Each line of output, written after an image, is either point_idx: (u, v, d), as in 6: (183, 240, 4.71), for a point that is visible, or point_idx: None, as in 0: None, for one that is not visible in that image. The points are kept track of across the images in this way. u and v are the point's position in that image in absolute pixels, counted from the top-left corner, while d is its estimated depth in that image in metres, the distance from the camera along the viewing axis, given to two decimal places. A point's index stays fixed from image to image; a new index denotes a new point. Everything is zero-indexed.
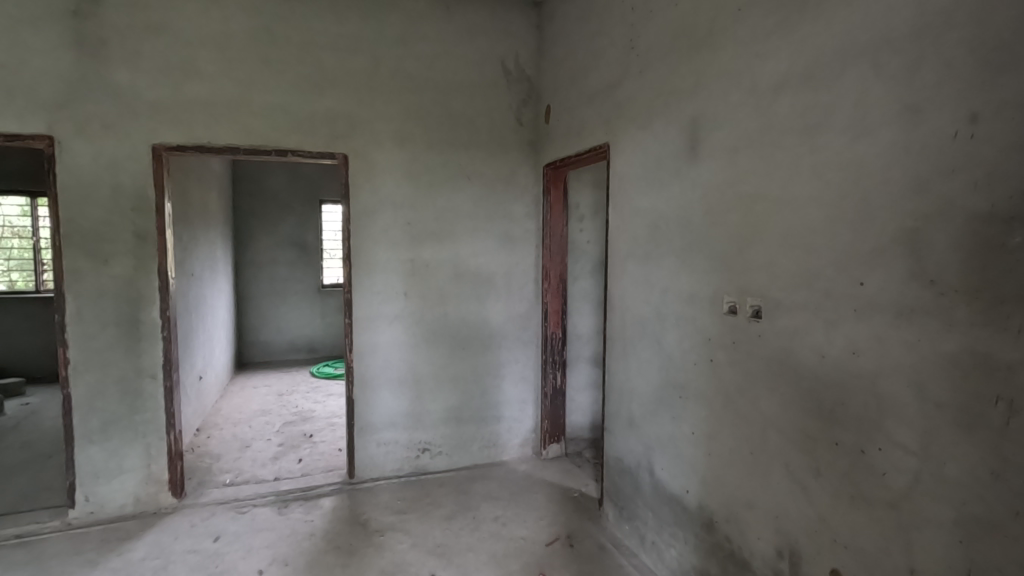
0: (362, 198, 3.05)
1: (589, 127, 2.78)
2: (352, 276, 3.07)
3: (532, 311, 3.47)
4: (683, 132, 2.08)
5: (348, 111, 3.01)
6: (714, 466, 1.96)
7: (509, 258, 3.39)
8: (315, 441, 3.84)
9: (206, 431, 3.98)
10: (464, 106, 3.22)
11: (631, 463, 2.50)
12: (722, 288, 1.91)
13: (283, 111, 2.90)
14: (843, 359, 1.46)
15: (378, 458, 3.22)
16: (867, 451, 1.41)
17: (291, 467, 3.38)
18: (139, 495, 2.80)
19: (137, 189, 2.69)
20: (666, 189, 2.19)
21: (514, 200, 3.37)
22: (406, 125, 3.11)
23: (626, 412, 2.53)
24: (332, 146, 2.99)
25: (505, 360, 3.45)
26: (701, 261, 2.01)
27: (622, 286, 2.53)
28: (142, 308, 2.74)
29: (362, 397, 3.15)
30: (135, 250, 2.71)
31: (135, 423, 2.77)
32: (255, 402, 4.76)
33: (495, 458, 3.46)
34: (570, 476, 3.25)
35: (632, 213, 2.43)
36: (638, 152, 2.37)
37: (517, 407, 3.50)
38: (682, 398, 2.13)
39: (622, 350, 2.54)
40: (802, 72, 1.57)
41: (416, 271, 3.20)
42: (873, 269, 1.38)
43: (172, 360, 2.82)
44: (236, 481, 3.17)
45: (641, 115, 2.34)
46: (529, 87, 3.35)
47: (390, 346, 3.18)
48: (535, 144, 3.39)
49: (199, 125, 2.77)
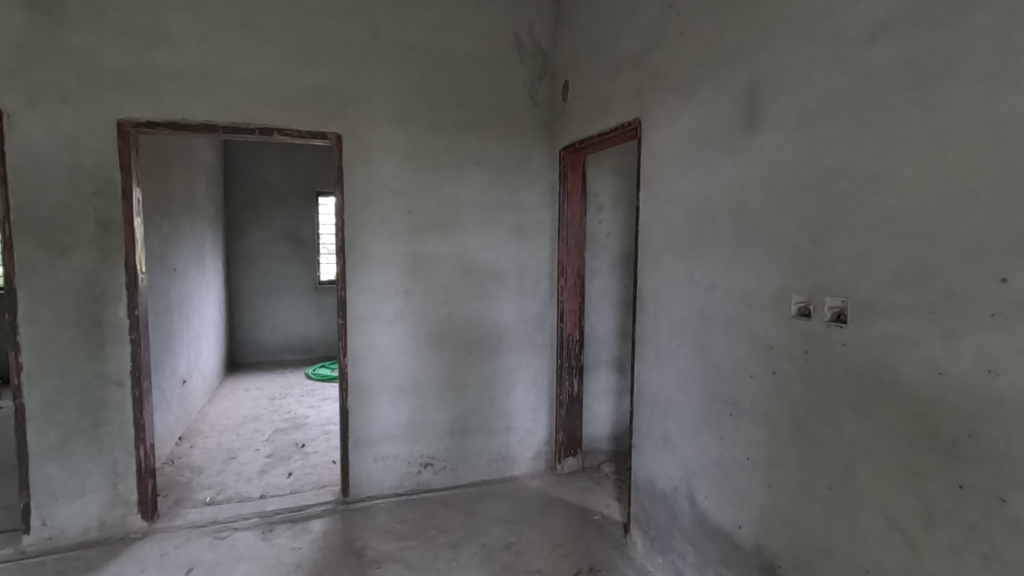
0: (358, 184, 2.72)
1: (615, 101, 2.44)
2: (346, 271, 2.73)
3: (546, 310, 3.14)
4: (738, 99, 1.74)
5: (341, 86, 2.67)
6: (778, 500, 1.62)
7: (521, 252, 3.05)
8: (307, 452, 3.51)
9: (189, 440, 3.65)
10: (472, 82, 2.88)
11: (665, 487, 2.17)
12: (791, 285, 1.57)
13: (268, 84, 2.56)
14: (974, 378, 1.12)
15: (375, 474, 2.89)
16: (1009, 499, 1.07)
17: (279, 483, 3.05)
18: (105, 518, 2.48)
19: (100, 171, 2.36)
20: (713, 168, 1.86)
21: (527, 188, 3.03)
22: (407, 102, 2.78)
23: (660, 429, 2.19)
24: (323, 125, 2.65)
25: (516, 365, 3.12)
26: (762, 253, 1.66)
27: (655, 284, 2.19)
28: (107, 306, 2.41)
29: (358, 406, 2.82)
30: (98, 240, 2.38)
31: (99, 437, 2.44)
32: (245, 407, 4.44)
33: (504, 473, 3.14)
34: (589, 496, 2.91)
35: (670, 198, 2.09)
36: (677, 127, 2.04)
37: (528, 417, 3.17)
38: (733, 416, 1.80)
39: (656, 357, 2.21)
40: (911, 10, 1.23)
41: (418, 265, 2.86)
42: (1022, 261, 1.04)
43: (142, 366, 2.50)
44: (217, 500, 2.85)
45: (681, 83, 2.00)
46: (544, 61, 3.01)
47: (389, 350, 2.85)
48: (550, 125, 3.05)
49: (170, 98, 2.43)
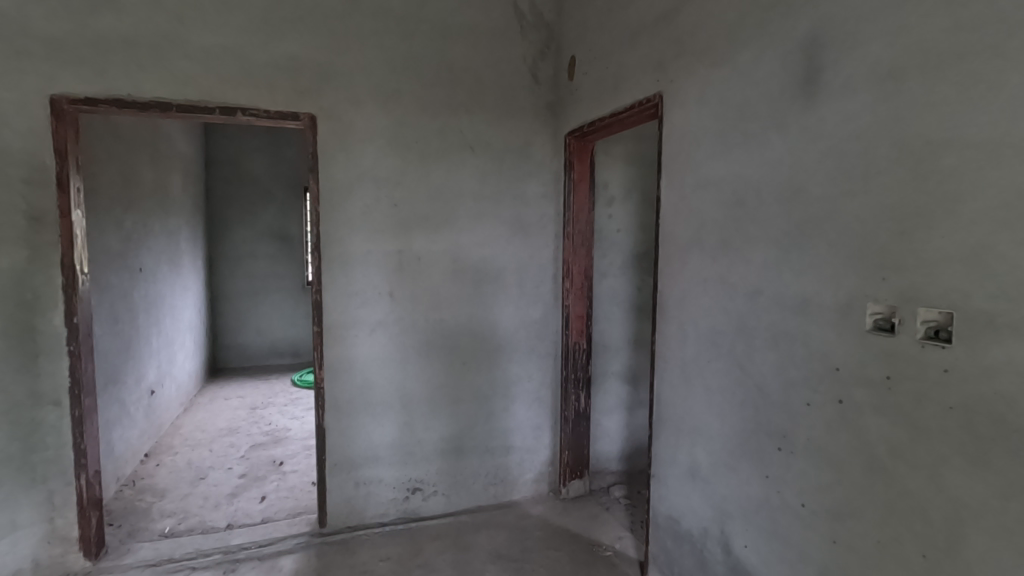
0: (335, 172, 2.38)
1: (631, 74, 2.10)
2: (322, 272, 2.40)
3: (549, 315, 2.81)
4: (791, 61, 1.40)
5: (316, 60, 2.33)
6: (845, 563, 1.29)
7: (521, 250, 2.72)
8: (285, 472, 3.17)
9: (155, 457, 3.32)
10: (466, 58, 2.54)
11: (693, 527, 1.83)
12: (865, 292, 1.23)
13: (231, 56, 2.22)
14: None
15: (357, 502, 2.55)
16: None
17: (249, 509, 2.72)
18: (39, 557, 2.14)
19: (30, 156, 2.02)
20: (756, 147, 1.52)
21: (528, 178, 2.70)
22: (392, 79, 2.44)
23: (686, 460, 1.86)
24: (295, 104, 2.31)
25: (515, 377, 2.78)
26: (823, 251, 1.33)
27: (681, 288, 1.86)
28: (40, 313, 2.08)
29: (337, 425, 2.48)
30: (29, 237, 2.04)
31: (33, 465, 2.11)
32: (223, 418, 4.11)
33: (502, 497, 2.80)
34: (598, 526, 2.58)
35: (700, 185, 1.75)
36: (708, 99, 1.70)
37: (529, 434, 2.84)
38: (784, 451, 1.46)
39: (680, 374, 1.87)
40: None
41: (404, 265, 2.53)
42: None
43: (83, 382, 2.16)
44: (176, 531, 2.52)
45: (715, 47, 1.67)
46: (547, 36, 2.68)
47: (372, 361, 2.51)
48: (554, 108, 2.72)
49: (113, 70, 2.08)
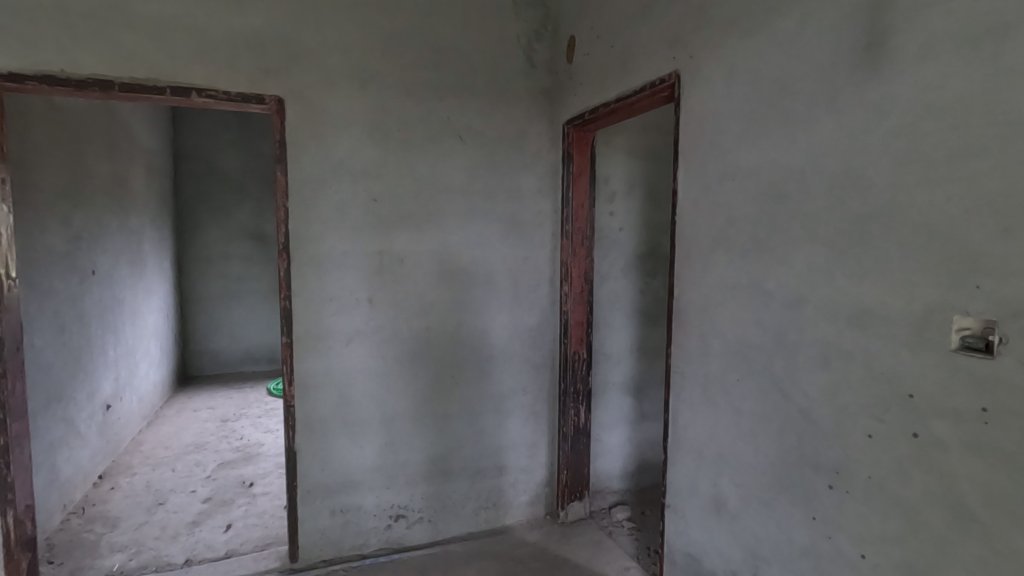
0: (306, 162, 2.10)
1: (642, 52, 1.87)
2: (291, 276, 2.12)
3: (545, 323, 2.56)
4: (848, 25, 1.17)
5: (284, 36, 2.06)
6: None
7: (515, 250, 2.47)
8: (254, 494, 2.88)
9: (110, 480, 3.01)
10: (454, 37, 2.29)
11: (717, 569, 1.60)
12: (950, 305, 1.00)
13: (184, 28, 1.93)
14: None
15: (333, 533, 2.28)
16: None
17: (212, 540, 2.43)
18: None
19: None
20: (800, 129, 1.29)
21: (523, 171, 2.45)
22: (372, 60, 2.18)
23: (708, 491, 1.62)
24: (260, 86, 2.03)
25: (508, 391, 2.53)
26: (891, 254, 1.10)
27: (704, 295, 1.62)
28: None
29: (310, 448, 2.21)
30: None
31: None
32: (190, 432, 3.79)
33: (495, 523, 2.55)
34: (602, 556, 2.33)
35: (727, 177, 1.51)
36: (738, 75, 1.46)
37: (524, 453, 2.59)
38: (836, 491, 1.23)
39: (703, 392, 1.63)
40: None
41: (385, 267, 2.26)
42: None
43: (9, 405, 1.86)
44: (127, 568, 2.22)
45: (746, 15, 1.43)
46: (543, 15, 2.44)
47: (349, 375, 2.24)
48: (551, 94, 2.47)
49: (42, 42, 1.78)
